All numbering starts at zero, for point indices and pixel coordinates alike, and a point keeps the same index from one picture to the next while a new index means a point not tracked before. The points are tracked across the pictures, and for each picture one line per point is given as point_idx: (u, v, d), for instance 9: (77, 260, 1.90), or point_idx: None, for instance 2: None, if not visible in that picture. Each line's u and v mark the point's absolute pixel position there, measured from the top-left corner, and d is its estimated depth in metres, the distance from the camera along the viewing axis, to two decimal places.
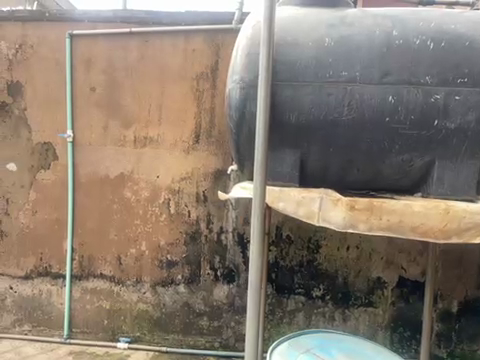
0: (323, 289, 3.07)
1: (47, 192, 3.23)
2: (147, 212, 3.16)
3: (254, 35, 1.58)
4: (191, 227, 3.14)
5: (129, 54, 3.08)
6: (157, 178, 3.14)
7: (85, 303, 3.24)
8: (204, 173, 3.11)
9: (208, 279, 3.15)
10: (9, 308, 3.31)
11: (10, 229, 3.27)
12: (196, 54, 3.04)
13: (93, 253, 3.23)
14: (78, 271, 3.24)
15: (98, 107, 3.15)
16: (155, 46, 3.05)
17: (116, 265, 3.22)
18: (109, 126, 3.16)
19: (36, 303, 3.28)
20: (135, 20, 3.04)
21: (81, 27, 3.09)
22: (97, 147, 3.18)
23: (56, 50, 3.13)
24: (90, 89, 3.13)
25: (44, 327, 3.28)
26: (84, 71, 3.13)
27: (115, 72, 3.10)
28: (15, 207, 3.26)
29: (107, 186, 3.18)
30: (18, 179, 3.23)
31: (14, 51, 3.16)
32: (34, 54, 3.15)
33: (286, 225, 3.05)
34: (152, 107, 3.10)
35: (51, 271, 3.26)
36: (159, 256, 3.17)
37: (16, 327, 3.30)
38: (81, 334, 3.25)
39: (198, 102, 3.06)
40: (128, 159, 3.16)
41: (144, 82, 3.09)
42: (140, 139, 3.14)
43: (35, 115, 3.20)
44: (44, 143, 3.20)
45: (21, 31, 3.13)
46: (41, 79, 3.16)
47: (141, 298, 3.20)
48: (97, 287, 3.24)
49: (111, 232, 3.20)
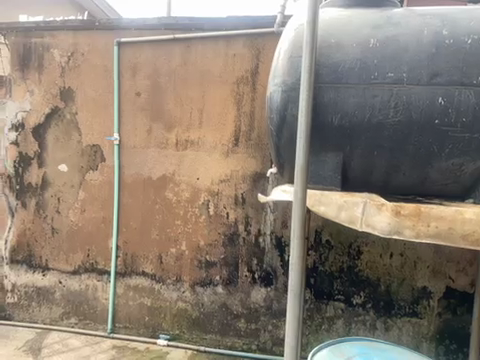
0: (364, 296, 2.98)
1: (95, 192, 3.40)
2: (188, 213, 3.24)
3: (297, 38, 1.57)
4: (230, 229, 3.17)
5: (173, 60, 3.18)
6: (197, 180, 3.21)
7: (127, 300, 3.37)
8: (243, 176, 3.13)
9: (246, 281, 3.16)
10: (58, 301, 3.51)
11: (61, 226, 3.48)
12: (237, 58, 3.07)
13: (136, 251, 3.35)
14: (122, 268, 3.38)
15: (142, 111, 3.27)
16: (197, 51, 3.13)
17: (157, 264, 3.32)
18: (152, 130, 3.27)
19: (83, 298, 3.46)
20: (178, 26, 3.13)
21: (127, 35, 3.23)
22: (141, 149, 3.30)
23: (104, 57, 3.30)
24: (136, 94, 3.27)
25: (89, 321, 3.45)
26: (130, 77, 3.27)
27: (159, 78, 3.22)
28: (65, 205, 3.46)
29: (150, 187, 3.30)
30: (68, 179, 3.43)
31: (66, 58, 3.37)
32: (85, 61, 3.34)
33: (325, 230, 2.99)
34: (193, 111, 3.18)
35: (96, 267, 3.43)
36: (198, 256, 3.23)
37: (64, 319, 3.50)
38: (123, 329, 3.38)
39: (238, 106, 3.10)
40: (169, 161, 3.25)
41: (186, 87, 3.17)
42: (182, 142, 3.22)
43: (85, 119, 3.38)
44: (92, 145, 3.38)
45: (74, 40, 3.34)
46: (90, 85, 3.35)
47: (181, 297, 3.27)
48: (139, 284, 3.36)
49: (153, 231, 3.31)
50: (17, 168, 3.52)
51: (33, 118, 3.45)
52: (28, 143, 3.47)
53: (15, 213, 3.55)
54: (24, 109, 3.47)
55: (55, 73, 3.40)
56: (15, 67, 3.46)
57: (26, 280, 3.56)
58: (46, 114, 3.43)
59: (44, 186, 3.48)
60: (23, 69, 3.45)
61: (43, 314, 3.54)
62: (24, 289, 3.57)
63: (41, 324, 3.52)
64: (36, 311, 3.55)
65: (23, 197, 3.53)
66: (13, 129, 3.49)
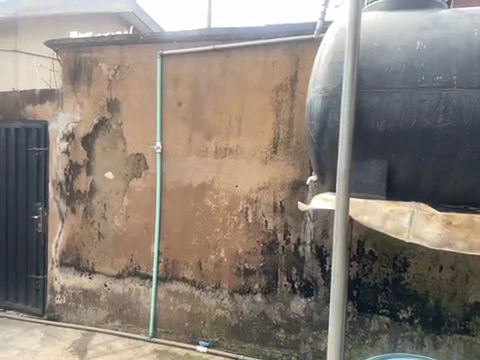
0: (410, 311, 2.83)
1: (138, 199, 3.52)
2: (226, 220, 3.26)
3: (338, 43, 1.55)
4: (269, 237, 3.14)
5: (212, 70, 3.24)
6: (236, 188, 3.22)
7: (168, 305, 3.44)
8: (282, 183, 3.10)
9: (285, 290, 3.11)
10: (103, 304, 3.65)
11: (106, 231, 3.63)
12: (276, 66, 3.07)
13: (177, 257, 3.42)
14: (163, 273, 3.46)
15: (184, 120, 3.36)
16: (237, 60, 3.17)
17: (197, 270, 3.36)
18: (193, 138, 3.34)
19: (126, 301, 3.57)
20: (218, 37, 3.19)
21: (170, 47, 3.35)
22: (182, 157, 3.38)
23: (148, 70, 3.44)
24: (177, 104, 3.36)
25: (132, 324, 3.55)
26: (172, 88, 3.37)
27: (199, 88, 3.29)
28: (111, 211, 3.61)
29: (190, 194, 3.37)
30: (114, 186, 3.59)
31: (113, 71, 3.54)
32: (130, 74, 3.49)
33: (369, 240, 2.89)
34: (232, 119, 3.21)
35: (139, 272, 3.54)
36: (237, 264, 3.24)
37: (108, 322, 3.63)
38: (164, 333, 3.44)
39: (276, 113, 3.09)
40: (209, 169, 3.30)
41: (226, 96, 3.22)
42: (221, 150, 3.26)
43: (130, 128, 3.53)
44: (136, 154, 3.51)
45: (120, 54, 3.51)
46: (135, 97, 3.49)
47: (220, 304, 3.29)
48: (179, 290, 3.41)
49: (193, 238, 3.37)
50: (68, 175, 3.73)
51: (82, 129, 3.66)
52: (78, 152, 3.68)
53: (65, 218, 3.76)
54: (75, 121, 3.68)
55: (102, 86, 3.59)
56: (66, 81, 3.69)
57: (74, 283, 3.75)
58: (94, 125, 3.63)
59: (92, 193, 3.67)
60: (73, 82, 3.68)
61: (89, 316, 3.70)
62: (72, 291, 3.75)
63: (87, 325, 3.68)
64: (82, 313, 3.72)
65: (73, 203, 3.73)
66: (64, 139, 3.72)
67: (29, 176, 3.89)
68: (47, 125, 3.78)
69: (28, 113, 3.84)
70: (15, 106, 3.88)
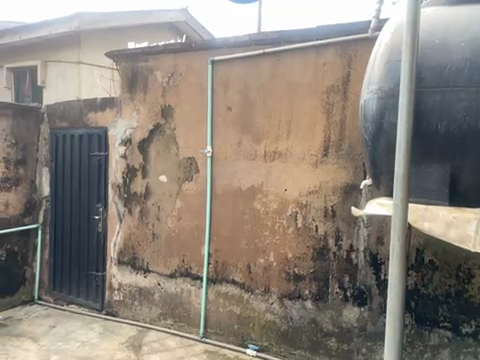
0: (475, 326, 2.60)
1: (190, 202, 3.63)
2: (275, 224, 3.24)
3: (394, 41, 1.48)
4: (319, 243, 3.08)
5: (262, 74, 3.26)
6: (285, 191, 3.20)
7: (218, 306, 3.49)
8: (333, 187, 3.02)
9: (337, 298, 3.02)
10: (156, 302, 3.80)
11: (160, 232, 3.78)
12: (327, 68, 3.01)
13: (227, 259, 3.46)
14: (213, 274, 3.52)
15: (233, 125, 3.40)
16: (286, 63, 3.15)
17: (246, 273, 3.37)
18: (242, 142, 3.37)
19: (178, 301, 3.68)
20: (268, 41, 3.19)
21: (220, 53, 3.42)
22: (232, 160, 3.43)
23: (199, 76, 3.53)
24: (227, 108, 3.42)
25: (183, 323, 3.66)
26: (222, 93, 3.43)
27: (249, 92, 3.32)
28: (164, 213, 3.76)
29: (240, 197, 3.40)
30: (168, 189, 3.73)
31: (167, 79, 3.69)
32: (183, 80, 3.62)
33: (428, 249, 2.72)
34: (282, 123, 3.20)
35: (190, 273, 3.63)
36: (286, 268, 3.20)
37: (161, 320, 3.77)
38: (214, 334, 3.50)
39: (328, 115, 3.02)
40: (258, 172, 3.31)
41: (276, 99, 3.21)
42: (270, 154, 3.26)
43: (182, 133, 3.65)
44: (188, 158, 3.62)
45: (173, 61, 3.65)
46: (187, 102, 3.61)
47: (269, 309, 3.27)
48: (229, 292, 3.45)
49: (242, 241, 3.39)
50: (125, 178, 3.94)
51: (139, 134, 3.85)
52: (134, 156, 3.88)
53: (122, 219, 3.98)
54: (132, 126, 3.89)
55: (157, 93, 3.75)
56: (125, 89, 3.91)
57: (130, 281, 3.94)
58: (149, 130, 3.81)
59: (147, 195, 3.84)
60: (130, 90, 3.89)
61: (143, 313, 3.87)
62: (128, 288, 3.95)
63: (142, 322, 3.85)
64: (137, 310, 3.90)
65: (129, 205, 3.94)
66: (122, 144, 3.94)
67: (91, 179, 4.17)
68: (106, 131, 4.03)
69: (90, 121, 4.12)
70: (79, 114, 4.18)
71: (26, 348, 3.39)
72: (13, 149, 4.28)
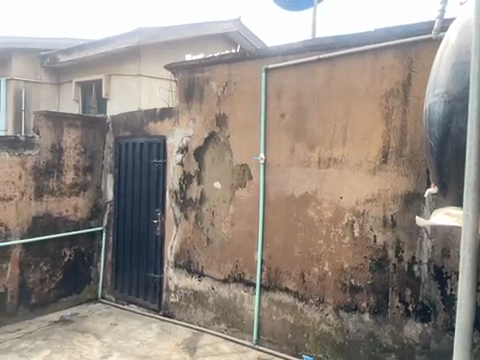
0: None
1: (243, 208, 3.66)
2: (330, 233, 3.16)
3: (463, 41, 1.39)
4: (378, 254, 2.94)
5: (317, 80, 3.22)
6: (340, 199, 3.11)
7: (272, 314, 3.47)
8: (393, 196, 2.89)
9: (397, 312, 2.86)
10: (210, 306, 3.88)
11: (214, 237, 3.86)
12: (386, 71, 2.90)
13: (280, 267, 3.44)
14: (266, 281, 3.51)
15: (287, 131, 3.39)
16: (342, 68, 3.09)
17: (300, 281, 3.32)
18: (296, 149, 3.35)
19: (232, 306, 3.72)
20: (322, 47, 3.16)
21: (274, 61, 3.44)
22: (285, 167, 3.41)
23: (253, 84, 3.58)
24: (281, 115, 3.42)
25: (237, 329, 3.69)
26: (276, 100, 3.45)
27: (303, 98, 3.30)
28: (218, 219, 3.84)
29: (293, 205, 3.37)
30: (221, 195, 3.81)
31: (221, 88, 3.79)
32: (237, 89, 3.69)
33: None
34: (337, 129, 3.13)
35: (243, 278, 3.66)
36: (342, 279, 3.10)
37: (215, 324, 3.83)
38: (267, 342, 3.49)
39: (387, 120, 2.90)
40: (312, 179, 3.26)
41: (331, 105, 3.15)
42: (325, 160, 3.19)
43: (236, 140, 3.71)
44: (241, 165, 3.68)
45: (228, 71, 3.74)
46: (241, 110, 3.67)
47: (323, 320, 3.19)
48: (282, 300, 3.42)
49: (295, 249, 3.35)
50: (181, 184, 4.10)
51: (195, 142, 3.99)
52: (190, 163, 4.02)
53: (179, 224, 4.13)
54: (188, 135, 4.04)
55: (212, 102, 3.86)
56: (182, 99, 4.08)
57: (185, 284, 4.07)
58: (204, 138, 3.93)
59: (202, 201, 3.95)
60: (187, 100, 4.05)
61: (198, 316, 3.96)
62: (184, 291, 4.07)
63: (197, 325, 3.95)
64: (192, 312, 4.00)
65: (185, 210, 4.08)
66: (179, 151, 4.11)
67: (150, 185, 4.39)
68: (165, 139, 4.23)
69: (150, 130, 4.35)
70: (140, 124, 4.44)
71: (91, 344, 3.62)
72: (82, 157, 4.63)
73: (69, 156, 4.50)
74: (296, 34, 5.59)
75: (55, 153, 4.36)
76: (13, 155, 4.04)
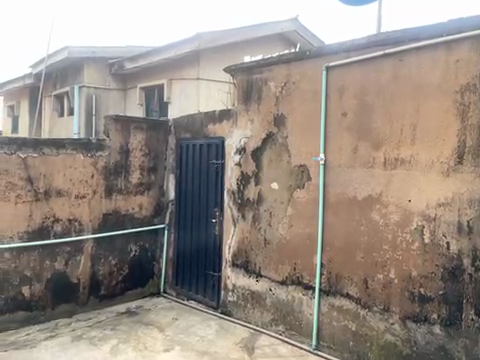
0: None
1: (302, 209, 3.60)
2: (397, 238, 2.99)
3: None
4: (450, 262, 2.72)
5: (382, 76, 3.07)
6: (408, 202, 2.93)
7: (332, 319, 3.37)
8: (469, 199, 2.64)
9: (473, 326, 2.61)
10: (268, 307, 3.87)
11: (272, 238, 3.85)
12: (462, 64, 2.66)
13: (341, 272, 3.32)
14: (326, 285, 3.42)
15: (349, 131, 3.27)
16: (411, 64, 2.90)
17: (362, 288, 3.19)
18: (359, 149, 3.21)
19: (290, 308, 3.68)
20: (388, 42, 3.00)
21: (336, 58, 3.33)
22: (347, 168, 3.29)
23: (313, 83, 3.51)
24: (343, 114, 3.31)
25: (295, 332, 3.64)
26: (337, 100, 3.34)
27: (367, 96, 3.16)
28: (276, 220, 3.82)
29: (355, 208, 3.24)
30: (279, 196, 3.79)
31: (280, 88, 3.77)
32: (296, 89, 3.64)
33: None
34: (404, 128, 2.95)
35: (302, 281, 3.60)
36: (409, 287, 2.92)
37: (273, 326, 3.82)
38: (327, 348, 3.39)
39: (462, 117, 2.67)
40: (377, 181, 3.11)
41: (398, 103, 2.98)
42: (391, 161, 3.02)
43: (294, 141, 3.66)
44: (300, 165, 3.62)
45: (287, 71, 3.70)
46: (300, 110, 3.61)
47: (389, 329, 3.02)
48: (343, 306, 3.30)
49: (358, 254, 3.22)
50: (239, 185, 4.15)
51: (253, 143, 4.02)
52: (248, 164, 4.06)
53: (237, 224, 4.18)
54: (246, 136, 4.07)
55: (270, 102, 3.85)
56: (240, 101, 4.13)
57: (243, 283, 4.10)
58: (262, 139, 3.93)
59: (259, 201, 3.97)
60: (245, 101, 4.08)
61: (255, 316, 3.98)
62: (242, 291, 4.11)
63: (254, 325, 3.97)
64: (250, 312, 4.03)
65: (243, 210, 4.12)
66: (237, 152, 4.17)
67: (209, 185, 4.50)
68: (223, 140, 4.30)
69: (209, 132, 4.46)
70: (200, 126, 4.57)
71: (154, 336, 3.80)
72: (147, 157, 4.88)
73: (135, 157, 4.77)
74: (356, 30, 5.37)
75: (122, 154, 4.66)
76: (86, 156, 4.38)
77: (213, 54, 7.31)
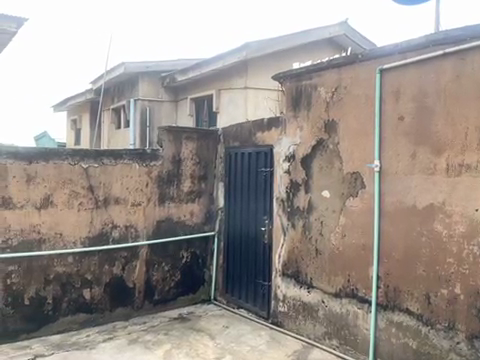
0: None
1: (355, 219, 3.46)
2: (462, 251, 2.76)
3: None
4: None
5: (443, 77, 2.88)
6: (475, 212, 2.69)
7: (390, 336, 3.18)
8: None
9: None
10: (321, 320, 3.74)
11: (324, 248, 3.74)
12: None
13: (399, 285, 3.13)
14: (383, 299, 3.24)
15: (406, 136, 3.11)
16: (476, 62, 2.69)
17: (424, 303, 2.98)
18: (417, 155, 3.03)
19: (344, 322, 3.53)
20: (448, 40, 2.81)
21: (390, 61, 3.19)
22: (404, 176, 3.12)
23: (366, 87, 3.38)
24: (399, 119, 3.15)
25: (350, 347, 3.48)
26: (393, 104, 3.19)
27: (426, 99, 2.98)
28: (328, 229, 3.70)
29: (414, 217, 3.05)
30: (331, 205, 3.67)
31: (330, 93, 3.68)
32: (347, 94, 3.53)
33: None
34: (469, 131, 2.73)
35: (357, 294, 3.44)
36: (477, 304, 2.67)
37: (326, 339, 3.69)
38: None
39: None
40: (438, 189, 2.90)
41: (461, 104, 2.77)
42: (454, 167, 2.81)
43: (347, 147, 3.54)
44: (352, 173, 3.49)
45: (337, 76, 3.61)
46: (352, 115, 3.50)
47: (454, 349, 2.79)
48: (403, 322, 3.10)
49: (418, 266, 3.02)
50: (288, 193, 4.10)
51: (302, 150, 3.95)
52: (298, 172, 4.00)
53: (286, 232, 4.12)
54: (295, 143, 4.02)
55: (320, 109, 3.77)
56: (289, 108, 4.09)
57: (294, 294, 4.02)
58: (312, 146, 3.86)
59: (310, 210, 3.88)
60: (294, 109, 4.03)
61: (308, 329, 3.87)
62: (293, 302, 4.03)
63: (306, 338, 3.86)
64: (302, 324, 3.93)
65: (293, 219, 4.05)
66: (286, 160, 4.12)
67: (258, 193, 4.50)
68: (272, 148, 4.29)
69: (258, 140, 4.47)
70: (248, 134, 4.59)
71: (205, 343, 3.84)
72: (197, 166, 5.00)
73: (186, 166, 4.91)
74: (408, 30, 5.12)
75: (175, 163, 4.82)
76: (142, 166, 4.58)
77: (261, 63, 7.36)
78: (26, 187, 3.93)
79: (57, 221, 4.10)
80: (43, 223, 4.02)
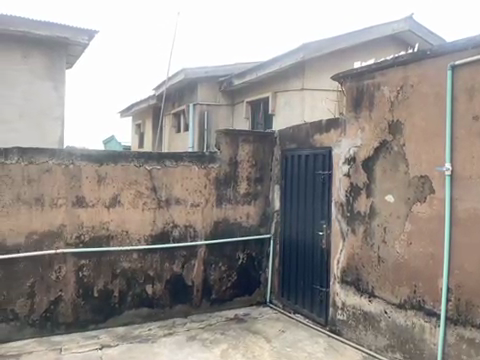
0: None
1: (423, 226, 3.24)
2: None
3: None
4: None
5: None
6: None
7: (461, 353, 2.92)
8: None
9: None
10: (383, 331, 3.55)
11: (387, 256, 3.55)
12: None
13: (473, 299, 2.87)
14: (453, 313, 2.99)
15: None
16: None
17: None
18: None
19: (409, 335, 3.32)
20: None
21: (463, 56, 2.94)
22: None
23: (436, 85, 3.16)
24: (474, 118, 2.89)
25: None
26: (466, 102, 2.94)
27: None
28: (391, 235, 3.51)
29: None
30: (395, 210, 3.48)
31: (395, 93, 3.49)
32: (414, 93, 3.33)
33: None
34: None
35: (424, 306, 3.21)
36: None
37: (388, 352, 3.50)
38: None
39: None
40: None
41: None
42: None
43: (413, 149, 3.33)
44: (420, 177, 3.27)
45: (403, 74, 3.42)
46: (419, 115, 3.28)
47: None
48: (476, 339, 2.84)
49: None
50: (349, 197, 3.96)
51: (363, 152, 3.80)
52: (359, 175, 3.84)
53: (346, 238, 3.98)
54: (356, 145, 3.88)
55: (384, 109, 3.59)
56: (350, 109, 3.96)
57: (353, 302, 3.87)
58: (375, 147, 3.69)
59: (372, 215, 3.71)
60: (355, 109, 3.89)
61: (368, 339, 3.69)
62: (352, 310, 3.87)
63: (367, 349, 3.69)
64: (362, 334, 3.76)
65: (353, 224, 3.91)
66: (346, 162, 3.99)
67: (316, 196, 4.40)
68: (331, 150, 4.18)
69: (315, 142, 4.38)
70: (305, 136, 4.52)
71: (261, 346, 3.84)
72: (254, 168, 5.03)
73: (243, 168, 4.96)
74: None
75: (232, 165, 4.89)
76: (200, 168, 4.72)
77: (320, 63, 7.22)
78: (97, 187, 4.25)
79: (123, 219, 4.37)
80: (111, 221, 4.31)
